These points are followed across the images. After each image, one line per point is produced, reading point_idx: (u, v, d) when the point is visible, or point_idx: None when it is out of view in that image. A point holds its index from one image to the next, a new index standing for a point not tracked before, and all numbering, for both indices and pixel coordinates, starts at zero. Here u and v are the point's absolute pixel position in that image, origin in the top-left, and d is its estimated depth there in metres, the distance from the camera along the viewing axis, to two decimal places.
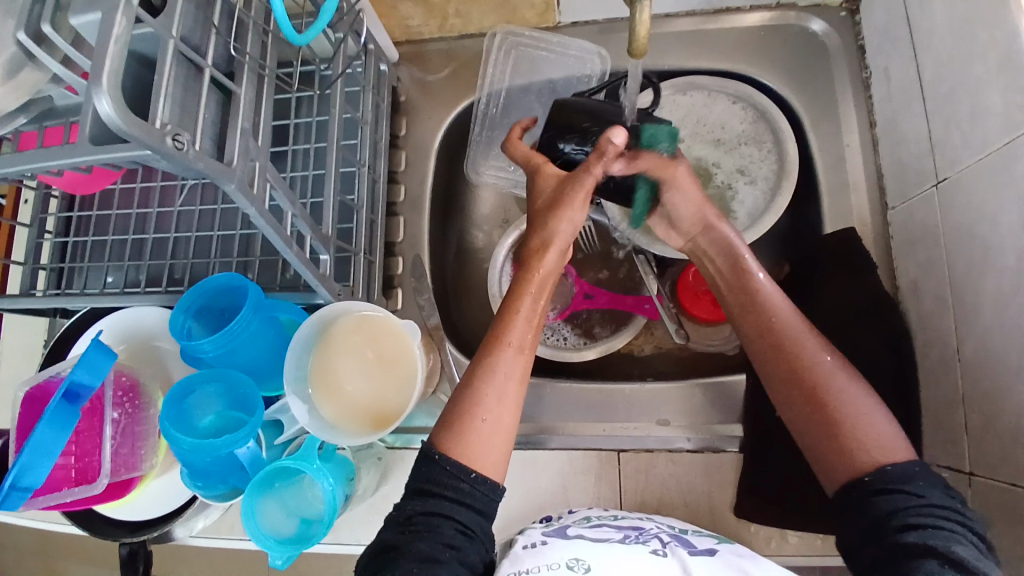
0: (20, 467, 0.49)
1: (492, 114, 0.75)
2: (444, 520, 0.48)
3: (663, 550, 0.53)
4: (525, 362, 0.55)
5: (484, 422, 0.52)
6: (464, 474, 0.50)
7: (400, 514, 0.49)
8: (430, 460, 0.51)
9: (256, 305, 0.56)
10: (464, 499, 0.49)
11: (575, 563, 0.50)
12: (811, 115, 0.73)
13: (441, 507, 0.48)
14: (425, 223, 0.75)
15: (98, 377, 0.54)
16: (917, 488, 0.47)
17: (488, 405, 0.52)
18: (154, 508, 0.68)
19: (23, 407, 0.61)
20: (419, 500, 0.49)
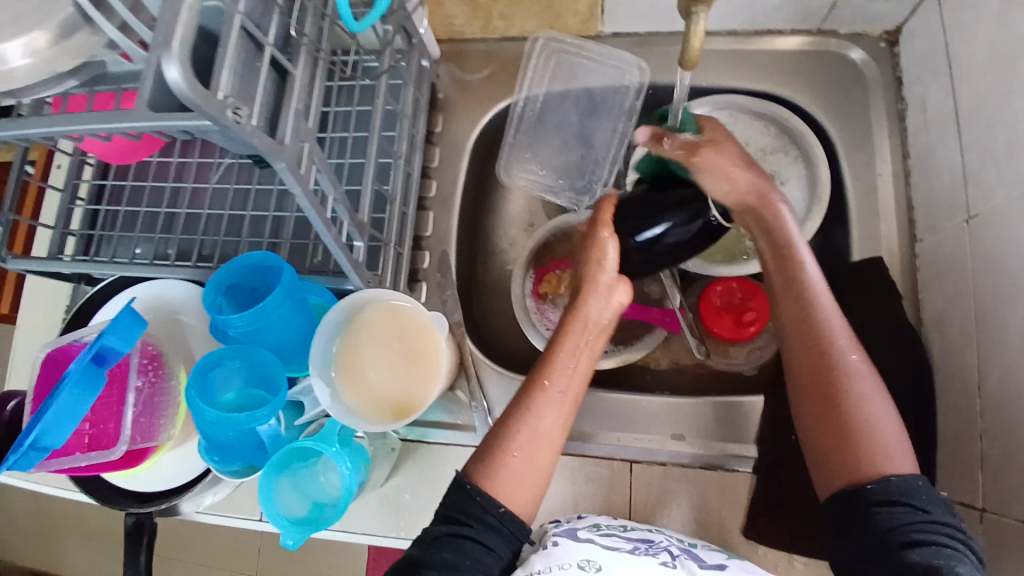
0: (43, 428, 0.49)
1: (528, 117, 0.76)
2: (470, 541, 0.49)
3: (673, 561, 0.54)
4: (567, 407, 0.56)
5: (517, 459, 0.53)
6: (493, 508, 0.51)
7: (426, 534, 0.51)
8: (462, 490, 0.52)
9: (289, 285, 0.56)
10: (491, 531, 0.51)
11: (587, 563, 0.51)
12: (846, 142, 0.73)
13: (468, 531, 0.50)
14: (454, 219, 0.75)
15: (126, 345, 0.55)
16: (921, 504, 0.48)
17: (524, 444, 0.53)
18: (162, 481, 0.68)
19: (43, 370, 0.62)
20: (446, 523, 0.51)
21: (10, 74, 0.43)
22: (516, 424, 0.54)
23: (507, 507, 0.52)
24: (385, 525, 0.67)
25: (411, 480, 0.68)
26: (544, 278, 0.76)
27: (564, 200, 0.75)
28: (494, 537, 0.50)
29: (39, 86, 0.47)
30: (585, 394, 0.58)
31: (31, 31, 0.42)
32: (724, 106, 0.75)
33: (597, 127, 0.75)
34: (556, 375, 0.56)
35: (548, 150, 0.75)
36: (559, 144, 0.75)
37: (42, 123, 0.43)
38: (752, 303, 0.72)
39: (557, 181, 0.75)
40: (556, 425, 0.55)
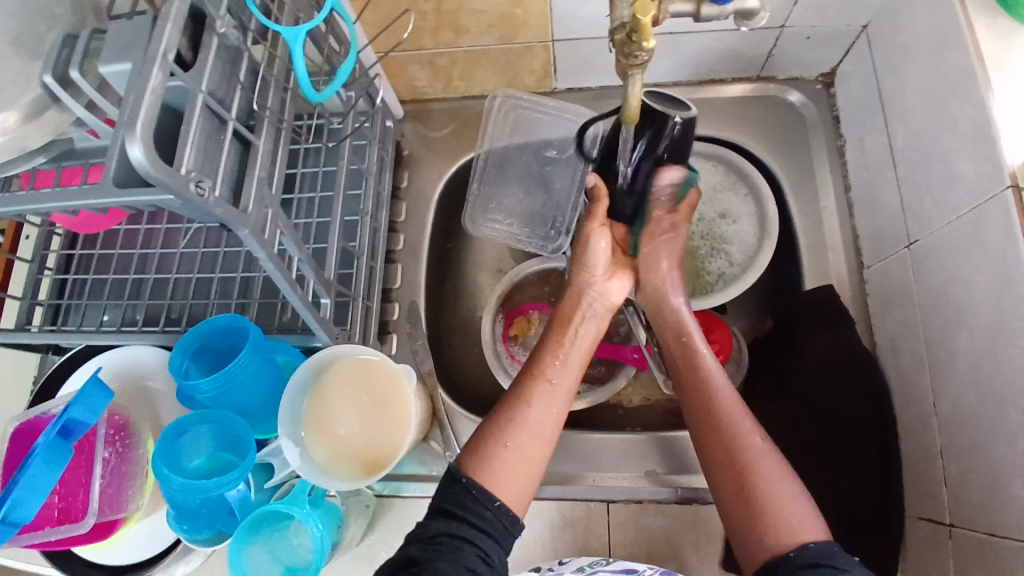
0: (12, 502, 0.48)
1: (490, 169, 0.78)
2: (465, 545, 0.48)
3: None
4: (561, 397, 0.59)
5: (508, 450, 0.55)
6: (488, 502, 0.52)
7: (423, 532, 0.50)
8: (458, 483, 0.53)
9: (256, 346, 0.57)
10: (486, 527, 0.50)
11: None
12: (791, 176, 0.77)
13: (463, 533, 0.49)
14: (422, 270, 0.77)
15: (94, 413, 0.55)
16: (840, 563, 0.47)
17: (516, 434, 0.55)
18: (129, 553, 0.66)
19: (12, 442, 0.62)
20: (441, 522, 0.50)
21: None
22: (508, 416, 0.57)
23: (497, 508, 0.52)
24: None
25: (386, 536, 0.67)
26: (514, 321, 0.79)
27: (528, 246, 0.77)
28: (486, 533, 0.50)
29: (8, 166, 0.48)
30: (577, 388, 0.61)
31: (0, 111, 0.42)
32: None
33: (557, 175, 0.78)
34: (549, 366, 0.61)
35: (511, 200, 0.78)
36: (521, 193, 0.78)
37: (9, 200, 0.44)
38: (714, 334, 0.74)
39: (522, 230, 0.77)
40: (548, 417, 0.58)
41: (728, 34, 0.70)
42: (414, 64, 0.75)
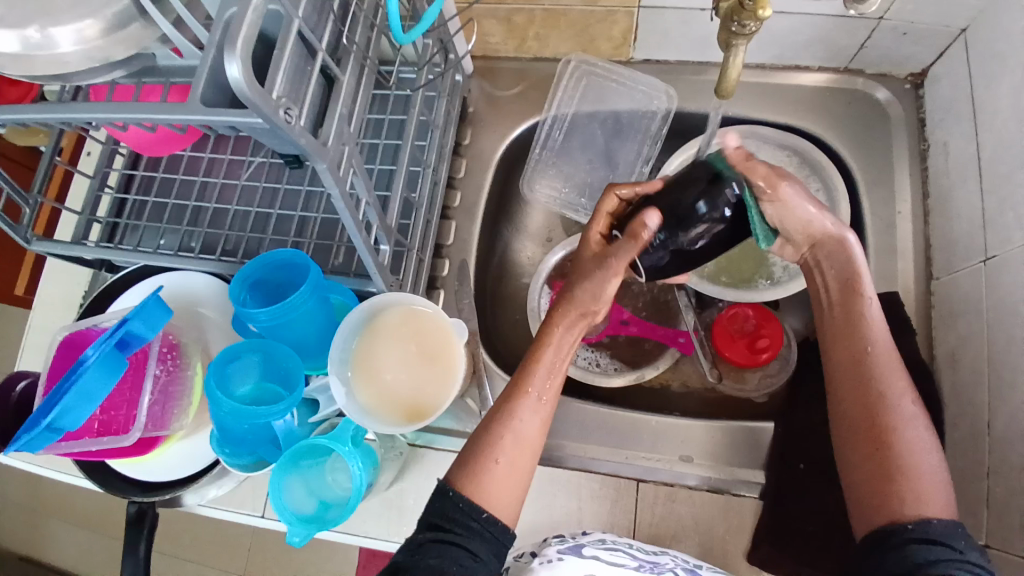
0: (62, 409, 0.49)
1: (554, 135, 0.76)
2: (455, 547, 0.49)
3: None
4: (546, 410, 0.57)
5: (499, 465, 0.54)
6: (475, 514, 0.51)
7: (411, 541, 0.51)
8: (444, 497, 0.52)
9: (315, 284, 0.57)
10: (476, 536, 0.51)
11: None
12: (868, 177, 0.74)
13: (452, 538, 0.50)
14: (476, 230, 0.76)
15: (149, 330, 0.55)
16: (958, 546, 0.47)
17: (504, 449, 0.54)
18: (164, 472, 0.68)
19: (60, 350, 0.65)
20: (430, 531, 0.51)
21: (62, 61, 0.43)
22: (495, 429, 0.55)
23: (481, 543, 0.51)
24: (387, 528, 0.66)
25: (416, 486, 0.68)
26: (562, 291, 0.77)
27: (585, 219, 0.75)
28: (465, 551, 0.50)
29: (88, 73, 0.48)
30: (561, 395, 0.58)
31: (83, 19, 0.41)
32: (748, 136, 0.77)
33: (621, 149, 0.75)
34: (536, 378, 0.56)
35: (572, 170, 0.76)
36: (584, 163, 0.76)
37: (89, 108, 0.44)
38: (765, 329, 0.71)
39: (578, 200, 0.76)
40: (535, 430, 0.56)
41: (822, 20, 0.67)
42: (490, 18, 0.73)
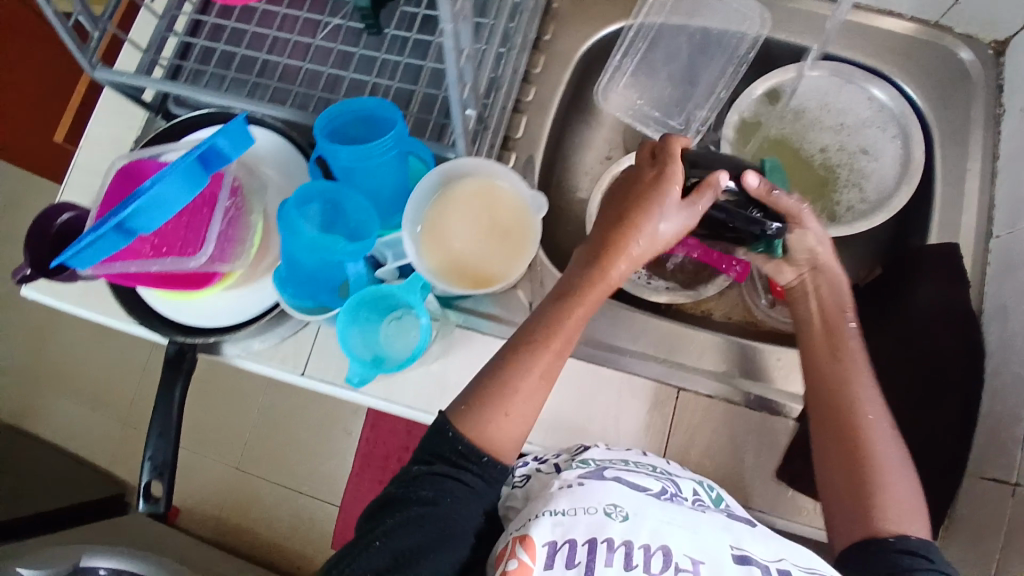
0: (134, 211, 0.48)
1: (638, 43, 0.75)
2: (450, 481, 0.54)
3: (701, 506, 0.55)
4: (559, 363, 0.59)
5: (508, 418, 0.57)
6: (476, 457, 0.55)
7: (405, 473, 0.55)
8: (444, 436, 0.56)
9: (397, 137, 0.55)
10: (472, 476, 0.55)
11: (612, 509, 0.51)
12: (944, 132, 0.73)
13: (446, 471, 0.54)
14: (547, 126, 0.74)
15: (235, 152, 0.52)
16: (930, 555, 0.51)
17: (513, 403, 0.57)
18: (205, 318, 0.69)
19: (117, 177, 0.63)
20: (427, 463, 0.55)
21: None
22: (507, 380, 0.57)
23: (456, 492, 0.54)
24: (430, 398, 0.67)
25: (461, 364, 0.68)
26: None
27: (655, 132, 0.74)
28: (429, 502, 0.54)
29: None
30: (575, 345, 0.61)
31: None
32: (838, 72, 0.73)
33: (704, 69, 0.74)
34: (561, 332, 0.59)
35: (651, 82, 0.75)
36: (664, 77, 0.75)
37: None
38: None
39: (651, 113, 0.74)
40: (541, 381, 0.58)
41: None
42: None
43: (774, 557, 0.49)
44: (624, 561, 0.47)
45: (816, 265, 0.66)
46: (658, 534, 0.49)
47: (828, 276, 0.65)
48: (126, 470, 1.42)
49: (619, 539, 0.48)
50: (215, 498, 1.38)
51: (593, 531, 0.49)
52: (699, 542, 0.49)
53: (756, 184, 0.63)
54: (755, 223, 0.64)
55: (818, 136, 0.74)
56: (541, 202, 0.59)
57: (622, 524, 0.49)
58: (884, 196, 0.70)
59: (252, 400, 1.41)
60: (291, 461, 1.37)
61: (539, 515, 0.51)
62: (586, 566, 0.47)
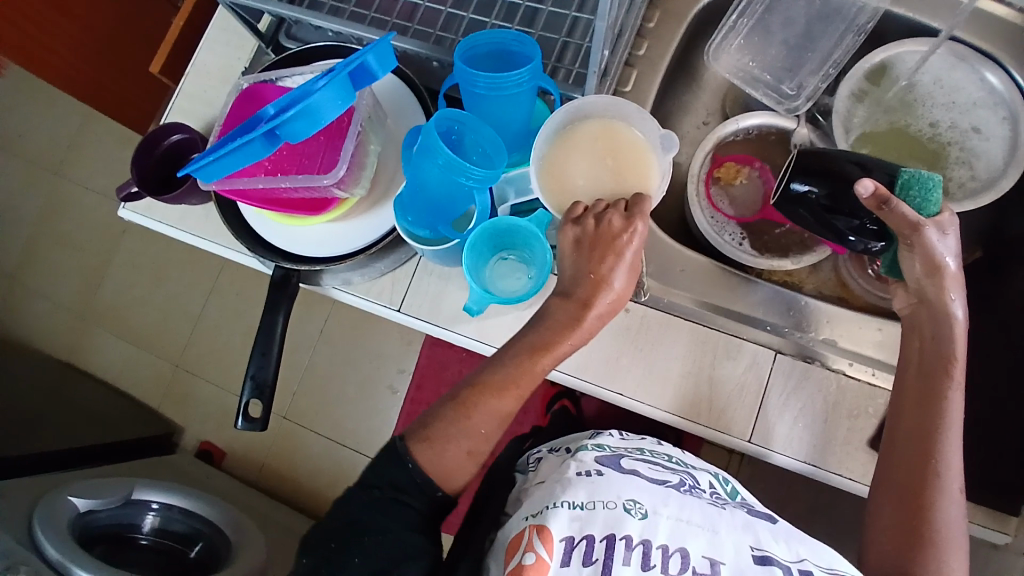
0: (284, 118, 0.49)
1: (755, 6, 0.74)
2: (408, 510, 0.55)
3: (721, 504, 0.56)
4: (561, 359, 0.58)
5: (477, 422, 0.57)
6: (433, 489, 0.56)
7: (368, 488, 0.56)
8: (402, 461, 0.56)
9: (534, 73, 0.55)
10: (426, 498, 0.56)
11: (632, 505, 0.52)
12: None
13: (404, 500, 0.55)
14: (656, 82, 0.73)
15: (382, 70, 0.52)
16: None
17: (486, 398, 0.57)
18: (307, 245, 0.68)
19: (240, 99, 0.65)
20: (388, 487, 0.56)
21: None
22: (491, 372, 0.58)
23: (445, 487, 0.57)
24: None
25: None
26: (722, 166, 0.76)
27: (762, 95, 0.74)
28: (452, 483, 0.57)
29: None
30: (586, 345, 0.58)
31: None
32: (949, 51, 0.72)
33: (819, 36, 0.73)
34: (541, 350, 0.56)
35: (764, 45, 0.75)
36: (778, 42, 0.75)
37: None
38: None
39: (760, 75, 0.74)
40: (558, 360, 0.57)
41: None
42: None
43: (796, 558, 0.48)
44: (642, 560, 0.48)
45: (924, 298, 0.59)
46: (677, 535, 0.49)
47: (932, 313, 0.59)
48: (173, 408, 1.45)
49: (636, 537, 0.49)
50: (258, 445, 1.41)
51: (610, 527, 0.50)
52: (718, 543, 0.49)
53: (869, 192, 0.56)
54: (849, 240, 0.61)
55: (925, 112, 0.73)
56: (672, 142, 0.57)
57: (639, 522, 0.50)
58: (992, 175, 0.70)
59: (301, 351, 1.42)
60: (334, 414, 1.38)
61: (555, 506, 0.53)
62: (604, 563, 0.48)
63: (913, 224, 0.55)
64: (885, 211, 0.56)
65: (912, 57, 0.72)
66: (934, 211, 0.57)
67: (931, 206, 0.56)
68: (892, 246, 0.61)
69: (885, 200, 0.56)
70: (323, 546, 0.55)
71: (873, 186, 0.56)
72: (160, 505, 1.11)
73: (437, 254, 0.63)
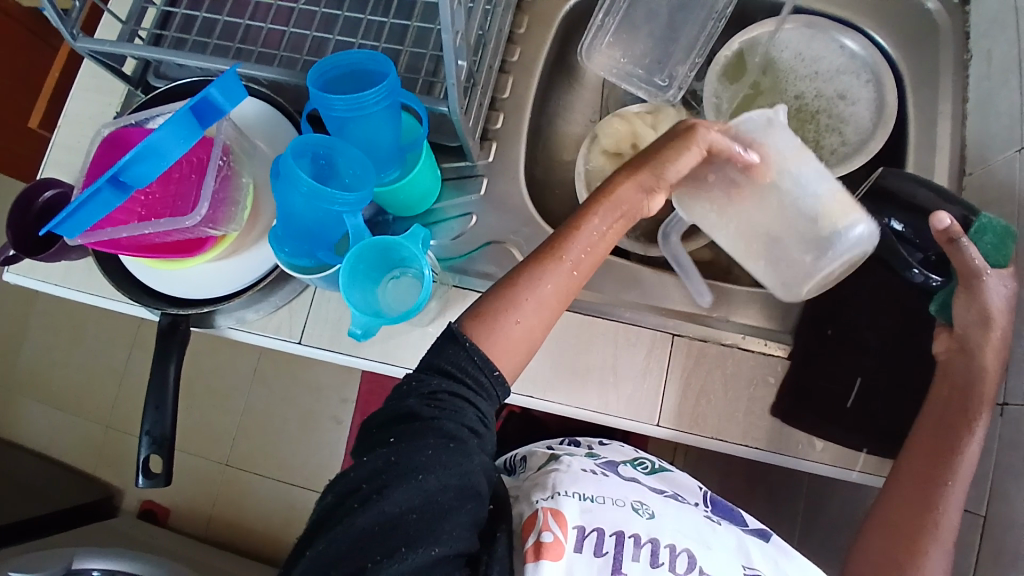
0: (126, 163, 0.48)
1: (618, 3, 0.75)
2: (468, 406, 0.52)
3: (715, 518, 0.62)
4: (607, 238, 0.57)
5: (524, 305, 0.55)
6: (487, 369, 0.54)
7: (422, 387, 0.52)
8: (458, 345, 0.54)
9: (390, 92, 0.54)
10: (482, 390, 0.54)
11: (640, 507, 0.59)
12: (913, 80, 0.74)
13: (462, 390, 0.53)
14: (533, 86, 0.74)
15: (230, 104, 0.51)
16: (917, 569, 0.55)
17: (534, 273, 0.56)
18: (194, 288, 0.66)
19: (104, 146, 0.64)
20: (444, 379, 0.53)
21: None
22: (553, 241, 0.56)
23: (500, 367, 0.55)
24: None
25: None
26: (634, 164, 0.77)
27: (638, 90, 0.75)
28: (507, 364, 0.56)
29: None
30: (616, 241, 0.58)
31: None
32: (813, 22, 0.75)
33: (684, 24, 0.76)
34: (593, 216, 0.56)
35: (633, 40, 0.76)
36: (647, 35, 0.76)
37: None
38: None
39: (632, 70, 0.75)
40: (604, 234, 0.56)
41: None
42: None
43: None
44: (651, 557, 0.53)
45: (964, 345, 0.57)
46: (681, 537, 0.56)
47: (969, 361, 0.57)
48: (112, 469, 1.39)
49: (644, 536, 0.55)
50: (204, 495, 1.36)
51: (619, 525, 0.56)
52: (714, 555, 0.55)
53: (943, 227, 0.55)
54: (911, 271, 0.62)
55: (791, 85, 0.76)
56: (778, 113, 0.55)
57: (647, 522, 0.57)
58: (861, 137, 0.72)
59: (240, 391, 1.39)
60: (281, 452, 1.35)
61: (567, 497, 0.59)
62: (614, 556, 0.54)
63: (977, 268, 0.55)
64: (952, 245, 0.55)
65: (775, 34, 0.75)
66: (1001, 263, 0.57)
67: (1004, 258, 0.57)
68: (950, 287, 0.60)
69: (953, 237, 0.55)
70: (383, 455, 0.50)
71: (946, 221, 0.55)
72: (103, 572, 1.06)
73: (326, 282, 0.62)
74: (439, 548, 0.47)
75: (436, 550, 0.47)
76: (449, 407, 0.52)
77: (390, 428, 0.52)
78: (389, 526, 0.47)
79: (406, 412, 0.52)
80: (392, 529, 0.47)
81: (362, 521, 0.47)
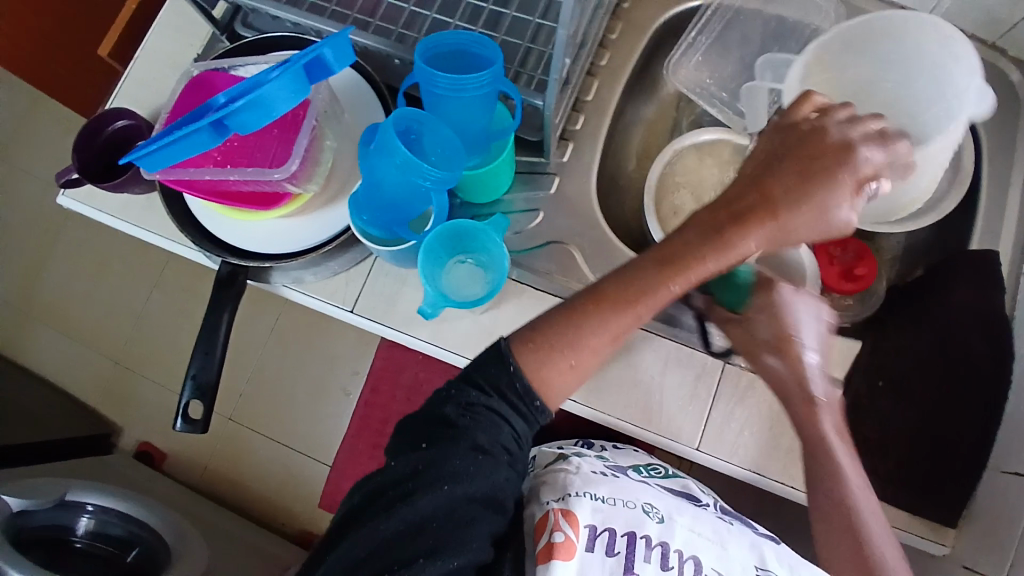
0: (235, 108, 0.47)
1: (713, 24, 0.76)
2: (503, 425, 0.53)
3: (729, 520, 0.63)
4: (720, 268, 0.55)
5: (588, 340, 0.54)
6: (528, 398, 0.54)
7: (461, 397, 0.53)
8: (503, 365, 0.54)
9: (495, 78, 0.54)
10: (519, 409, 0.54)
11: (650, 509, 0.59)
12: (992, 146, 0.73)
13: (499, 407, 0.53)
14: (617, 93, 0.74)
15: (339, 66, 0.51)
16: None
17: (602, 312, 0.54)
18: (257, 242, 0.66)
19: (190, 87, 0.63)
20: (482, 392, 0.53)
21: None
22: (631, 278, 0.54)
23: (544, 396, 0.55)
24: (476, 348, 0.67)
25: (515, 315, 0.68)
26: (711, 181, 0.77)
27: (718, 112, 0.76)
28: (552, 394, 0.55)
29: None
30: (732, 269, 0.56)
31: None
32: None
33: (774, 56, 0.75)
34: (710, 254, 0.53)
35: (722, 62, 0.76)
36: (736, 60, 0.76)
37: None
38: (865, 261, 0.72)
39: (716, 92, 0.76)
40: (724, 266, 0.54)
41: None
42: None
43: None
44: (661, 560, 0.54)
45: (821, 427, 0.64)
46: (691, 543, 0.56)
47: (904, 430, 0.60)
48: (114, 405, 1.39)
49: (655, 538, 0.56)
50: (204, 446, 1.36)
51: (631, 526, 0.56)
52: (726, 557, 0.56)
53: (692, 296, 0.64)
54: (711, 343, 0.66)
55: None
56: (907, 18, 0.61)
57: (658, 525, 0.57)
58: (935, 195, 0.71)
59: (254, 349, 1.38)
60: (285, 416, 1.35)
61: (580, 497, 0.59)
62: (625, 556, 0.54)
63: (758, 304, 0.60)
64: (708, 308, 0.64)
65: None
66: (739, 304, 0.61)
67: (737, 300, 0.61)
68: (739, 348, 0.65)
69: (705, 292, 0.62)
70: (412, 461, 0.51)
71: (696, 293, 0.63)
72: (96, 507, 1.05)
73: (393, 255, 0.61)
74: (458, 560, 0.48)
75: (454, 561, 0.48)
76: (484, 420, 0.52)
77: (423, 433, 0.53)
78: (413, 532, 0.48)
79: (442, 419, 0.53)
80: (415, 534, 0.48)
81: (387, 526, 0.49)
